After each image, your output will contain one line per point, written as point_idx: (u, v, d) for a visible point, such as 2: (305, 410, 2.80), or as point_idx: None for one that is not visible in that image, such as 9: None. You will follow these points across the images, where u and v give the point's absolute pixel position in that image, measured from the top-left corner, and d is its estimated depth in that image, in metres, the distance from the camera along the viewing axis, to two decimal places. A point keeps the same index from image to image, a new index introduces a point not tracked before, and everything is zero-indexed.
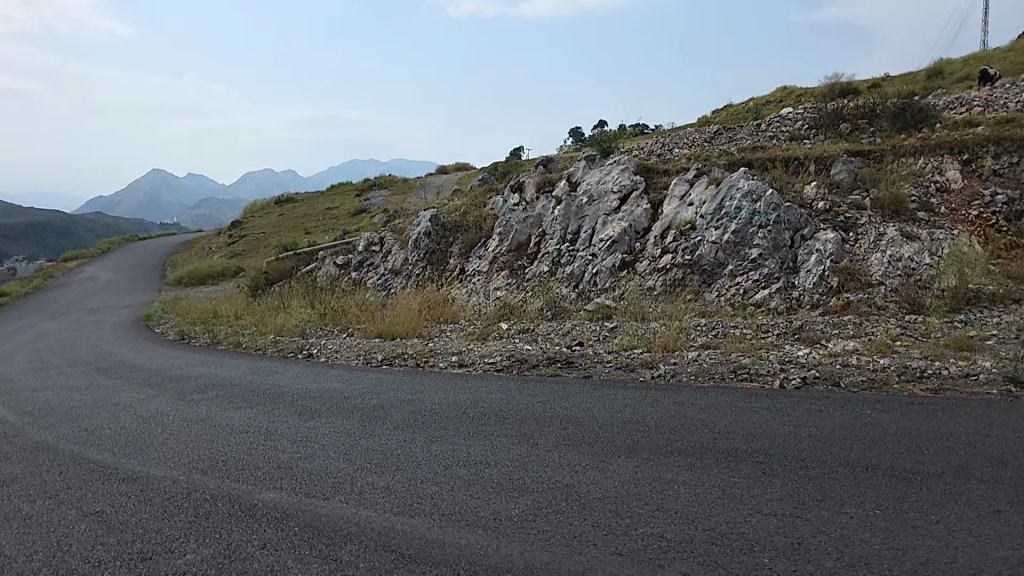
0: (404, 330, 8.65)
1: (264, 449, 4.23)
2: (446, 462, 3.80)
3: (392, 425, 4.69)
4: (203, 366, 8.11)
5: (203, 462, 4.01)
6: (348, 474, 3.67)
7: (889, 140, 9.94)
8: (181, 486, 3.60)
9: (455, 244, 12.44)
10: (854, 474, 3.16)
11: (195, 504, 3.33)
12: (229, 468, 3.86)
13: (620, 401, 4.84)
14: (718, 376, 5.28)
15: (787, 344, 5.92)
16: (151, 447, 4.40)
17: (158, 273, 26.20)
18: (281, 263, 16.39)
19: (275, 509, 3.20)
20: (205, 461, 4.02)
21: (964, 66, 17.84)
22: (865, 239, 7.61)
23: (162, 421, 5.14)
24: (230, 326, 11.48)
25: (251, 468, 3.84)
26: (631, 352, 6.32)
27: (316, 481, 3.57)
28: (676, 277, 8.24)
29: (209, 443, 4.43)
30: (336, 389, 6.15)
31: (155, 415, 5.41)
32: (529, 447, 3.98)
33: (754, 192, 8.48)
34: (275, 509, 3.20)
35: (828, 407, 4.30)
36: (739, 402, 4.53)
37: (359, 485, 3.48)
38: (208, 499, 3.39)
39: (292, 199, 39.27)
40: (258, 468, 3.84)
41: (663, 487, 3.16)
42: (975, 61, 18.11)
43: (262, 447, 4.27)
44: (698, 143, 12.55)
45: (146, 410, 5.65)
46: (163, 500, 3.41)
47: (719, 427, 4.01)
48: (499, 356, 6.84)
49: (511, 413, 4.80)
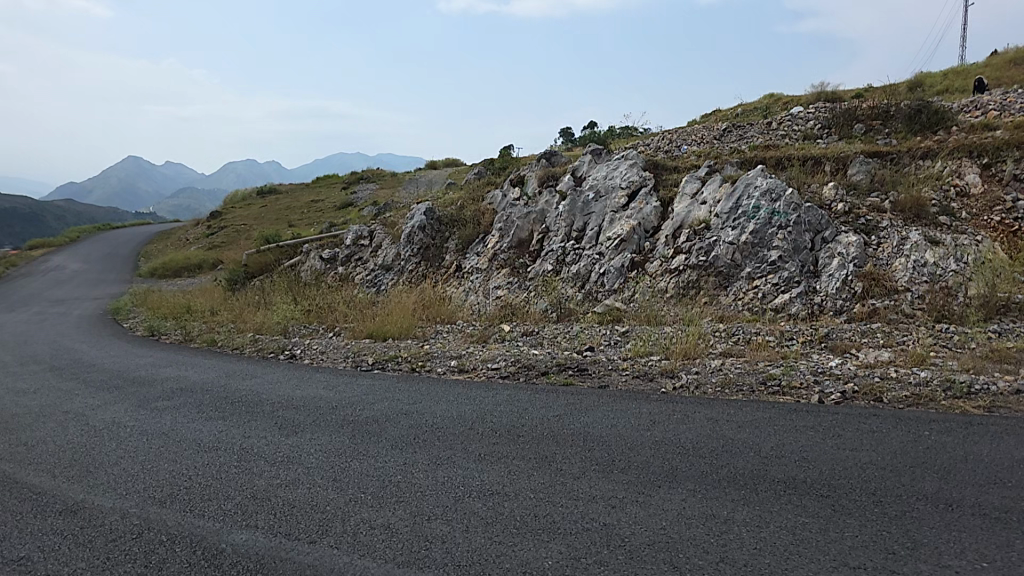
0: (396, 331, 8.14)
1: (236, 473, 3.78)
2: (457, 492, 3.35)
3: (389, 444, 4.24)
4: (172, 367, 7.52)
5: (160, 490, 3.54)
6: (339, 508, 3.19)
7: (905, 141, 9.61)
8: (133, 523, 3.12)
9: (451, 240, 11.95)
10: (939, 513, 2.74)
11: (146, 550, 2.83)
12: (193, 498, 3.40)
13: (647, 417, 4.41)
14: (747, 389, 4.87)
15: (816, 354, 5.52)
16: (98, 470, 3.92)
17: (130, 264, 25.27)
18: (262, 256, 15.75)
19: (247, 558, 2.72)
20: (165, 489, 3.55)
21: (948, 77, 17.79)
22: (889, 242, 7.22)
23: (119, 435, 4.69)
24: (204, 322, 10.88)
25: (220, 499, 3.38)
26: (647, 359, 5.90)
27: (299, 517, 3.10)
28: (690, 279, 7.86)
29: (171, 464, 3.98)
30: (323, 398, 5.66)
31: (112, 427, 4.93)
32: (552, 474, 3.52)
33: (772, 192, 8.08)
34: (247, 558, 2.72)
35: (880, 427, 3.86)
36: (780, 419, 4.12)
37: (352, 523, 3.01)
38: (163, 542, 2.89)
39: (272, 192, 38.29)
40: (228, 499, 3.38)
41: (722, 529, 2.74)
42: (956, 74, 18.07)
43: (233, 471, 3.82)
44: (707, 140, 12.13)
45: (101, 421, 5.11)
46: (106, 543, 2.92)
47: (766, 450, 3.60)
48: (504, 361, 6.38)
49: (526, 429, 4.35)
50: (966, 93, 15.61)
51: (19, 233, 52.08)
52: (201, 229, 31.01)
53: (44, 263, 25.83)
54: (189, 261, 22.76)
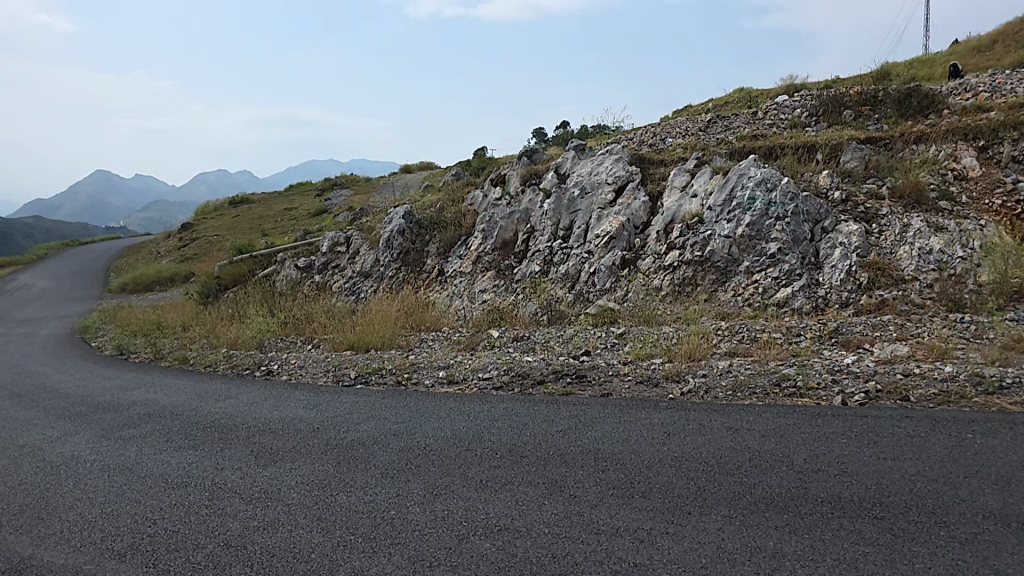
0: (378, 342, 7.66)
1: (208, 515, 3.48)
2: (460, 531, 2.97)
3: (378, 472, 3.85)
4: (140, 390, 6.96)
5: (121, 540, 3.28)
6: (326, 556, 2.87)
7: (897, 126, 9.42)
8: None
9: (431, 243, 11.50)
10: (1015, 534, 2.41)
11: None
12: (155, 550, 3.12)
13: (659, 429, 4.03)
14: (761, 392, 4.52)
15: (828, 350, 5.21)
16: (51, 516, 3.67)
17: (97, 280, 24.33)
18: (234, 267, 15.13)
19: None
20: (127, 538, 3.28)
21: (914, 66, 17.78)
22: (891, 230, 6.97)
23: (79, 472, 4.40)
24: (177, 338, 10.33)
25: (189, 549, 3.09)
26: (650, 362, 5.55)
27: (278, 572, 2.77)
28: (685, 276, 7.57)
29: (136, 506, 3.71)
30: (303, 419, 5.19)
31: (72, 462, 4.64)
32: (564, 503, 3.13)
33: (768, 181, 7.79)
34: None
35: (918, 430, 3.48)
36: (805, 426, 3.76)
37: None
38: None
39: (243, 202, 37.28)
40: (197, 549, 3.09)
41: (773, 565, 2.37)
42: (920, 64, 18.05)
43: (205, 512, 3.52)
44: (692, 132, 11.85)
45: (63, 460, 4.70)
46: None
47: (798, 464, 3.25)
48: (496, 370, 5.96)
49: (528, 449, 3.95)
50: (937, 81, 15.56)
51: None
52: (172, 241, 30.09)
53: (9, 283, 24.70)
54: (160, 274, 21.96)
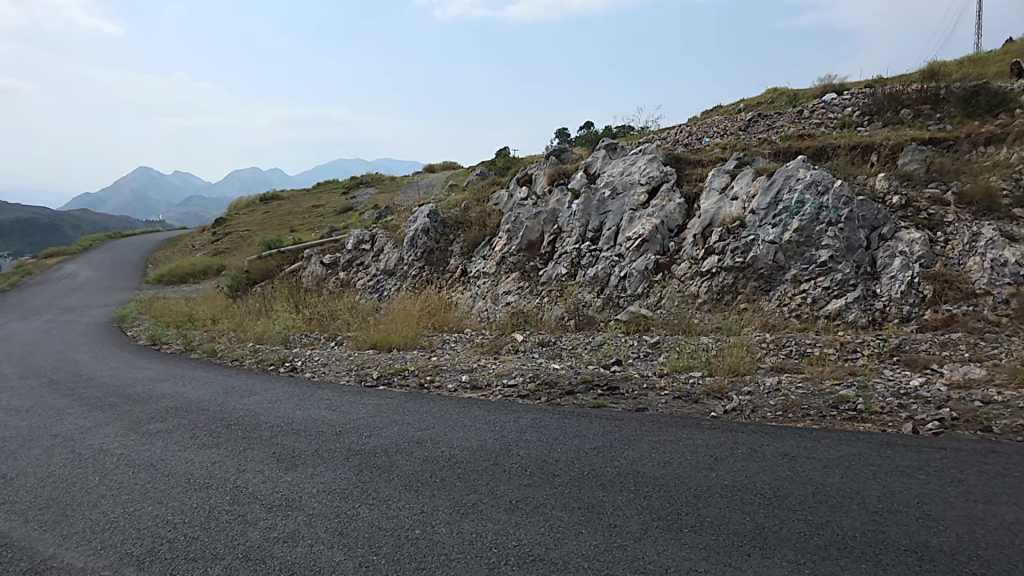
0: (401, 342, 7.40)
1: (228, 522, 3.21)
2: (493, 559, 2.64)
3: (401, 483, 3.56)
4: (169, 382, 6.80)
5: (140, 544, 3.03)
6: None
7: (963, 127, 8.84)
8: None
9: (455, 243, 11.22)
10: None
11: None
12: (171, 559, 2.85)
13: (703, 452, 3.65)
14: (815, 415, 4.11)
15: (889, 370, 4.77)
16: (75, 513, 3.44)
17: (136, 271, 24.69)
18: (263, 262, 15.07)
19: None
20: (145, 544, 3.03)
21: (966, 64, 16.95)
22: (958, 240, 6.46)
23: (104, 466, 4.19)
24: (206, 331, 10.23)
25: (206, 561, 2.82)
26: (687, 376, 5.16)
27: None
28: (725, 283, 7.16)
29: (157, 507, 3.47)
30: (325, 421, 4.92)
31: (100, 455, 4.44)
32: (603, 534, 2.78)
33: (819, 183, 7.33)
34: None
35: (1013, 470, 3.05)
36: (874, 457, 3.35)
37: None
38: None
39: (274, 198, 37.56)
40: (216, 560, 2.82)
41: None
42: (974, 62, 17.15)
43: (225, 519, 3.26)
44: (733, 131, 11.38)
45: (89, 452, 4.51)
46: None
47: (872, 503, 2.85)
48: (520, 377, 5.62)
49: (560, 467, 3.61)
50: (994, 80, 14.78)
51: (24, 237, 51.73)
52: (206, 235, 30.41)
53: (53, 272, 25.26)
54: (193, 266, 22.13)
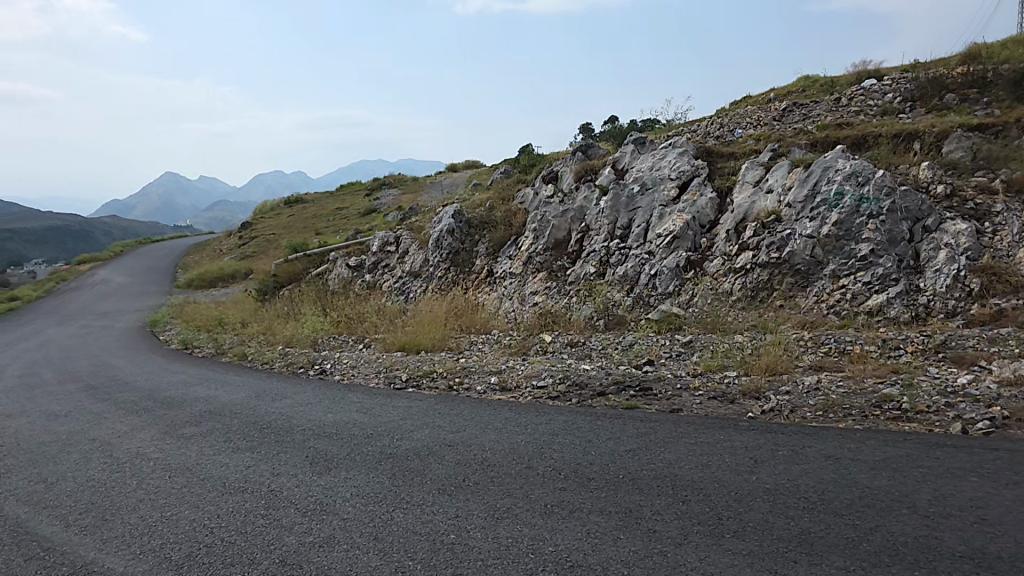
0: (429, 344, 7.42)
1: (264, 527, 3.22)
2: (531, 565, 2.59)
3: (434, 487, 3.54)
4: (201, 386, 6.90)
5: (178, 549, 3.05)
6: None
7: (1009, 112, 8.53)
8: None
9: (481, 243, 11.21)
10: None
11: None
12: (209, 565, 2.87)
13: (744, 454, 3.56)
14: (858, 414, 3.98)
15: (935, 367, 4.61)
16: (115, 517, 3.49)
17: (168, 276, 25.20)
18: (290, 265, 15.25)
19: None
20: (183, 548, 3.05)
21: (1008, 46, 16.34)
22: (1007, 231, 6.24)
23: (141, 471, 4.25)
24: (236, 334, 10.38)
25: (244, 566, 2.83)
26: (723, 375, 5.05)
27: None
28: (760, 280, 7.03)
29: (194, 511, 3.50)
30: (357, 424, 4.93)
31: (136, 459, 4.51)
32: (643, 539, 2.72)
33: (858, 175, 7.15)
34: None
35: None
36: (925, 458, 3.22)
37: None
38: None
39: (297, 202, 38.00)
40: (253, 565, 2.83)
41: None
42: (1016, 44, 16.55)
43: (261, 523, 3.27)
44: (767, 121, 11.18)
45: (126, 457, 4.58)
46: None
47: (924, 507, 2.74)
48: (550, 378, 5.57)
49: (595, 470, 3.55)
50: None
51: (60, 245, 53.19)
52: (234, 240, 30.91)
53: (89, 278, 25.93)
54: (222, 271, 22.50)
